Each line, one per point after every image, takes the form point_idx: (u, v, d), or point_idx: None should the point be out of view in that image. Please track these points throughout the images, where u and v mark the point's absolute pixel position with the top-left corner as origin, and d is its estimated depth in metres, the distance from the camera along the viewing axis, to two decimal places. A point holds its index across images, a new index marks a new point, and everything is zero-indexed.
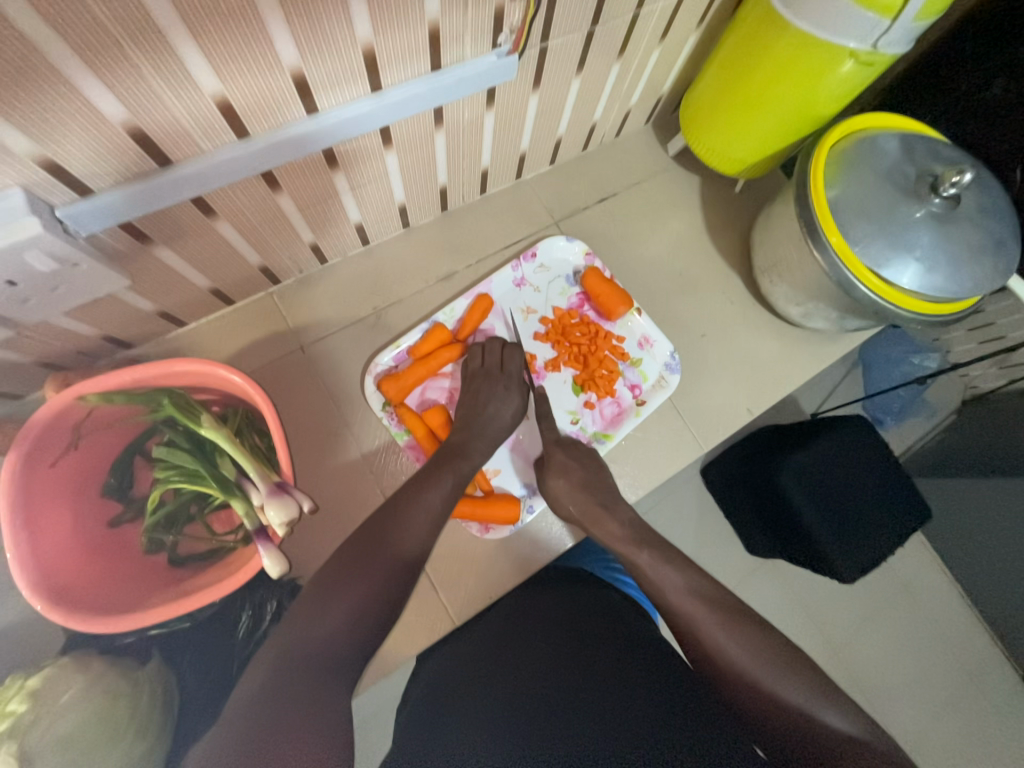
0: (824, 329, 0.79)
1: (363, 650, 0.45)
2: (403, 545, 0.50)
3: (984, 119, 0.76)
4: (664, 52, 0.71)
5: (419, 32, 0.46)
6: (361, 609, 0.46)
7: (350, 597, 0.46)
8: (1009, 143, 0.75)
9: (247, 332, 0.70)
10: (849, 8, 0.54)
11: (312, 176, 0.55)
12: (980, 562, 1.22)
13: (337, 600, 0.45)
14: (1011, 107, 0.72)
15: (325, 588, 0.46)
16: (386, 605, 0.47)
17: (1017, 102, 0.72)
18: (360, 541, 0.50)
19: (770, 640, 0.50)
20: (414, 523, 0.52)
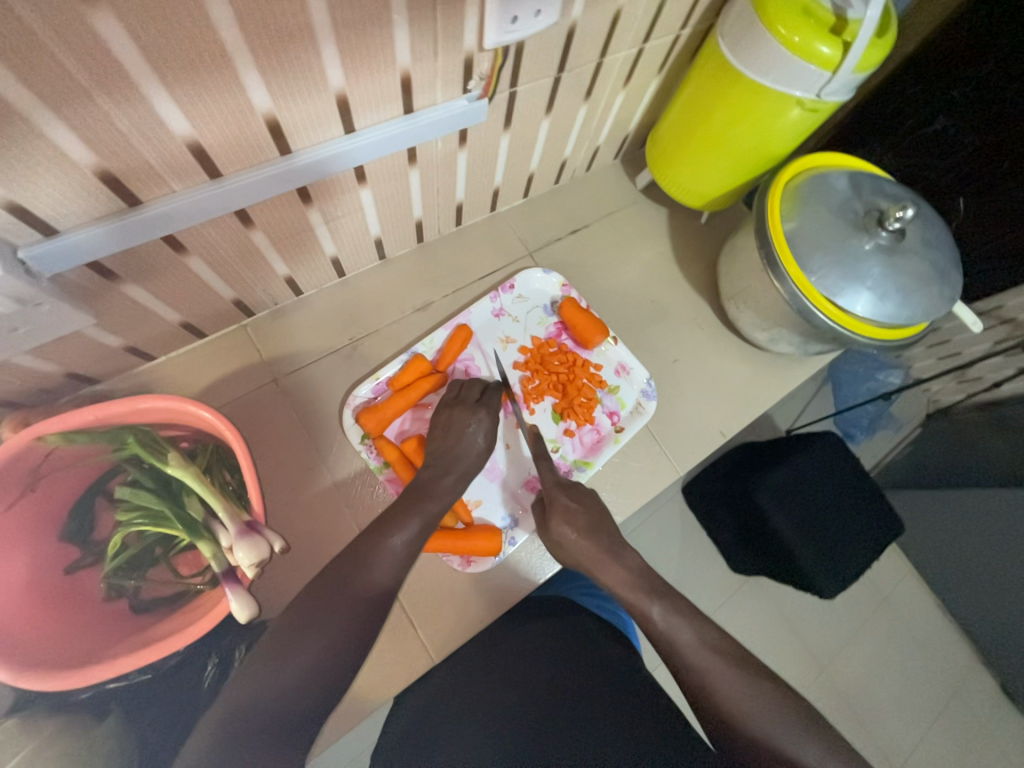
0: (789, 352, 0.82)
1: (324, 699, 0.45)
2: (372, 589, 0.50)
3: (924, 151, 0.83)
4: (628, 94, 0.75)
5: (390, 79, 0.48)
6: (326, 656, 0.45)
7: (314, 644, 0.45)
8: (949, 173, 0.82)
9: (221, 365, 0.69)
10: (794, 61, 0.59)
11: (286, 212, 0.56)
12: (952, 573, 1.25)
13: (298, 650, 0.44)
14: (949, 142, 0.79)
15: (286, 641, 0.45)
16: (347, 652, 0.47)
17: (953, 138, 0.78)
18: (327, 582, 0.49)
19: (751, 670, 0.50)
20: (377, 566, 0.51)
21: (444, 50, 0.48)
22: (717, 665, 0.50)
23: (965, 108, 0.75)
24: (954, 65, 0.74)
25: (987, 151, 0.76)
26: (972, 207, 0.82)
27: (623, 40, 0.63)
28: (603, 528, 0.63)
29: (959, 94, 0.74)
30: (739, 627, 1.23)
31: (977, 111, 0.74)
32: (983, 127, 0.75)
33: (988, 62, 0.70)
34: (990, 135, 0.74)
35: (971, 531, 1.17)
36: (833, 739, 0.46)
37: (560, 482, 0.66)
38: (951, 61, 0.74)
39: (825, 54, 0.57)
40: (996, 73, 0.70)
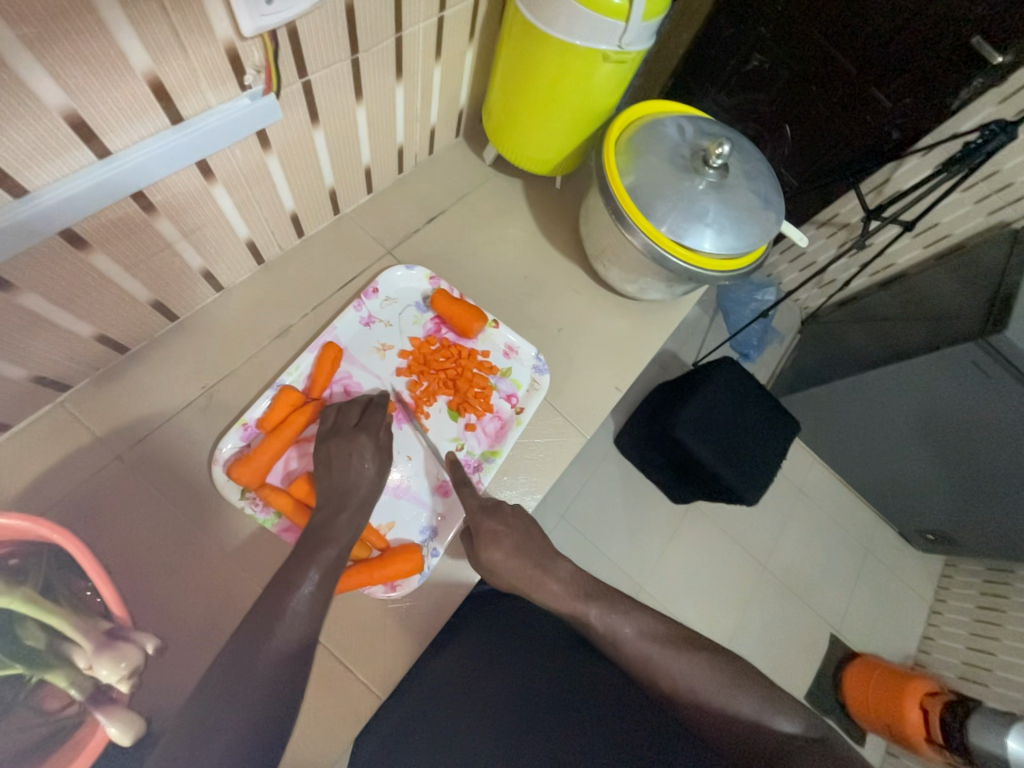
0: (661, 298, 0.86)
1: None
2: (276, 660, 0.45)
3: (749, 88, 0.94)
4: (445, 69, 0.71)
5: (135, 88, 0.41)
6: (237, 751, 0.39)
7: (222, 739, 0.39)
8: (773, 105, 0.94)
9: (40, 456, 0.57)
10: (591, 15, 0.59)
11: (59, 265, 0.46)
12: (844, 453, 1.42)
13: (203, 754, 0.39)
14: (765, 76, 0.91)
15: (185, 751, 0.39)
16: (265, 737, 0.41)
17: (768, 71, 0.90)
18: (225, 667, 0.44)
19: None
20: (282, 632, 0.47)
21: (192, 45, 0.42)
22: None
23: (772, 43, 0.87)
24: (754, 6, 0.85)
25: (796, 79, 0.89)
26: (797, 131, 0.95)
27: (416, 11, 0.59)
28: (519, 524, 0.63)
29: (765, 31, 0.86)
30: (687, 555, 1.32)
31: (783, 44, 0.87)
32: (789, 60, 0.87)
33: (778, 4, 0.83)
34: (796, 65, 0.87)
35: (848, 419, 1.31)
36: None
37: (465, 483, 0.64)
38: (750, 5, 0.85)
39: (615, 5, 0.58)
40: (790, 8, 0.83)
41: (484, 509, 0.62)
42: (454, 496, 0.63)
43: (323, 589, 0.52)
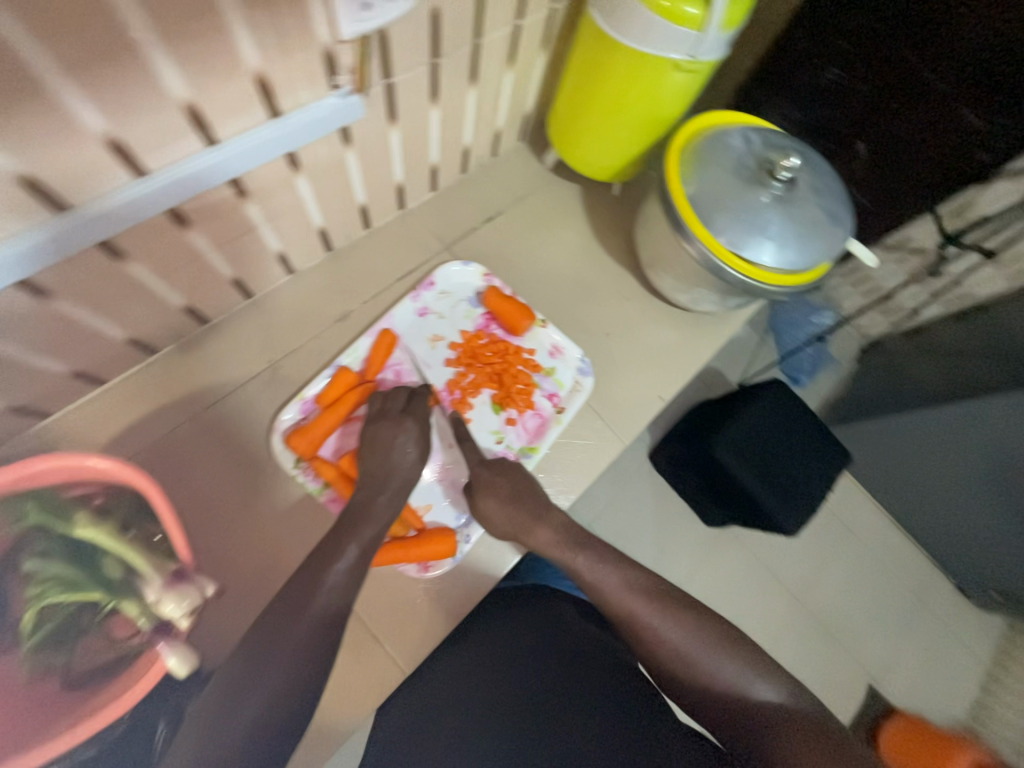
0: (713, 310, 0.84)
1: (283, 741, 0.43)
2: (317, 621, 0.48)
3: (822, 102, 0.91)
4: (516, 74, 0.74)
5: (244, 84, 0.45)
6: (279, 695, 0.43)
7: (267, 682, 0.43)
8: (847, 120, 0.90)
9: (126, 411, 0.64)
10: (664, 25, 0.59)
11: (164, 239, 0.52)
12: (900, 491, 1.34)
13: (251, 691, 0.43)
14: (842, 90, 0.87)
15: (235, 688, 0.43)
16: (303, 684, 0.45)
17: (846, 86, 0.87)
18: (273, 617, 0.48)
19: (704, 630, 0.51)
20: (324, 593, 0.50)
21: (296, 47, 0.45)
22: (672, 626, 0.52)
23: (851, 55, 0.83)
24: (836, 16, 0.82)
25: (876, 96, 0.85)
26: (872, 148, 0.91)
27: (495, 18, 0.61)
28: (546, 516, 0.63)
29: (845, 43, 0.83)
30: (717, 580, 1.28)
31: (861, 57, 0.83)
32: (869, 73, 0.83)
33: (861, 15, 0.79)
34: (876, 79, 0.83)
35: (915, 452, 1.24)
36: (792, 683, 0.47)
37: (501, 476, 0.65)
38: (830, 16, 0.82)
39: (691, 15, 0.58)
40: (874, 20, 0.79)
41: (519, 504, 0.63)
42: (491, 488, 0.64)
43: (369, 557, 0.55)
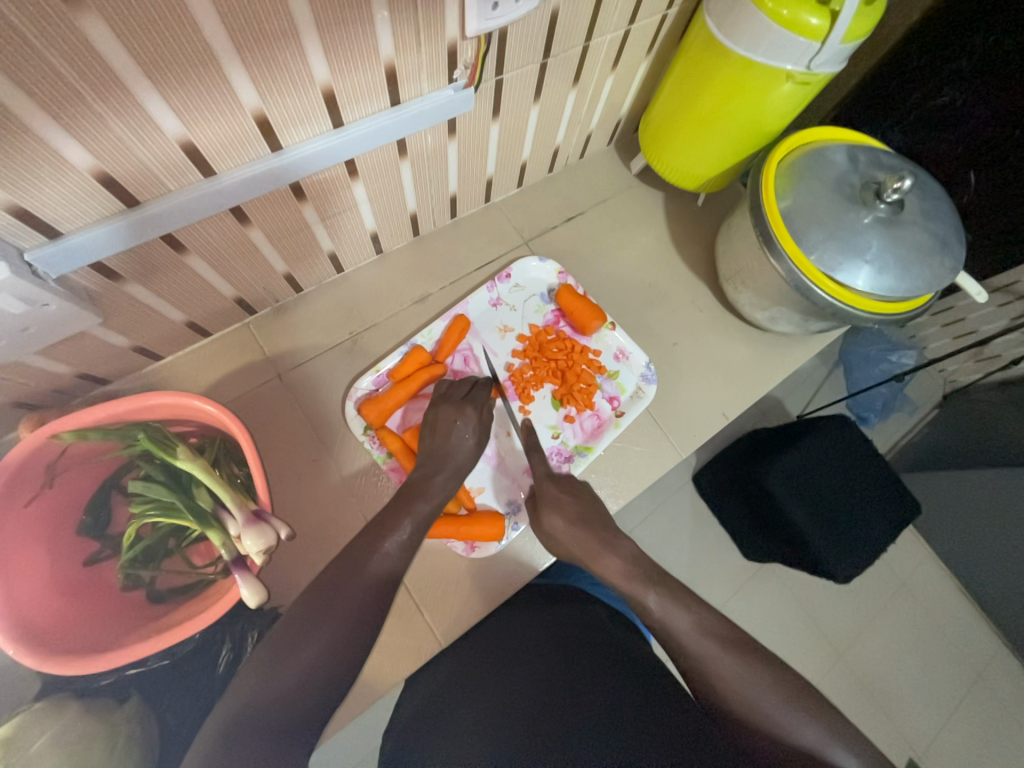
0: (791, 332, 0.81)
1: (329, 696, 0.45)
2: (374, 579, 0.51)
3: (932, 126, 0.86)
4: (617, 77, 0.74)
5: (375, 72, 0.48)
6: (329, 650, 0.46)
7: (322, 637, 0.46)
8: (957, 146, 0.86)
9: (223, 363, 0.70)
10: (783, 35, 0.58)
11: (281, 209, 0.57)
12: (973, 555, 1.23)
13: (308, 641, 0.45)
14: (956, 114, 0.82)
15: (288, 639, 0.45)
16: (354, 643, 0.47)
17: (960, 108, 0.81)
18: (329, 584, 0.50)
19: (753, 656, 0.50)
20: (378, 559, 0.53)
21: (426, 41, 0.48)
22: (720, 647, 0.51)
23: (972, 77, 0.78)
24: (960, 35, 0.76)
25: (994, 117, 0.80)
26: (985, 177, 0.86)
27: (608, 21, 0.62)
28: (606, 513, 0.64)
29: (966, 64, 0.77)
30: (754, 616, 1.22)
31: (985, 80, 0.77)
32: (992, 98, 0.78)
33: (990, 33, 0.74)
34: (999, 104, 0.78)
35: (995, 516, 1.14)
36: (847, 727, 0.45)
37: (553, 471, 0.67)
38: (953, 34, 0.76)
39: (813, 26, 0.56)
40: (1006, 41, 0.73)
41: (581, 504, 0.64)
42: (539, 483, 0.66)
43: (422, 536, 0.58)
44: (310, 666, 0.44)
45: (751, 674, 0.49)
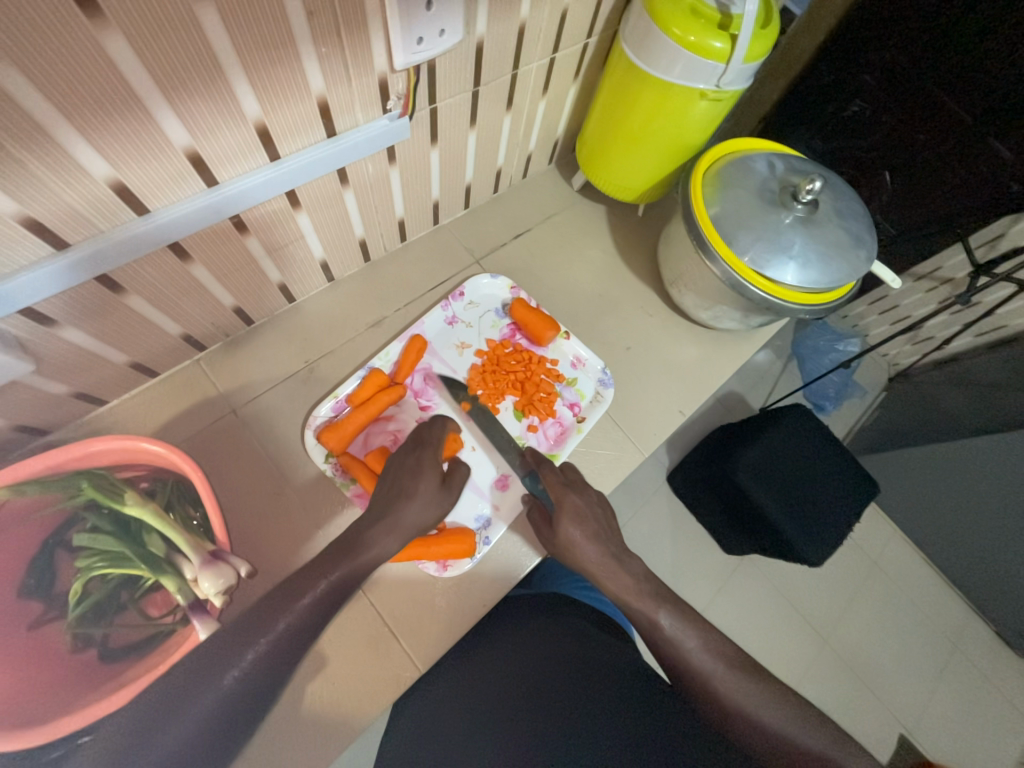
0: (735, 328, 0.86)
1: (230, 735, 0.43)
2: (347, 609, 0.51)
3: (847, 134, 0.94)
4: (549, 102, 0.78)
5: (308, 106, 0.50)
6: (234, 693, 0.43)
7: (230, 673, 0.44)
8: (873, 152, 0.94)
9: (174, 403, 0.68)
10: (692, 58, 0.63)
11: (223, 244, 0.57)
12: (931, 526, 1.30)
13: (221, 676, 0.43)
14: (866, 122, 0.91)
15: (200, 672, 0.44)
16: (266, 681, 0.45)
17: (870, 117, 0.90)
18: (263, 607, 0.49)
19: None
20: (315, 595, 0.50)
21: (356, 75, 0.50)
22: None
23: (876, 89, 0.87)
24: (861, 52, 0.85)
25: (899, 127, 0.88)
26: (898, 178, 0.94)
27: (533, 51, 0.66)
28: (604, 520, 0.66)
29: (869, 78, 0.86)
30: (737, 609, 1.25)
31: (886, 91, 0.86)
32: (893, 107, 0.87)
33: (885, 51, 0.83)
34: (901, 113, 0.86)
35: (944, 487, 1.22)
36: None
37: None
38: (855, 52, 0.85)
39: (717, 49, 0.62)
40: (897, 57, 0.82)
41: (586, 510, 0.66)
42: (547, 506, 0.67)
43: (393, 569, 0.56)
44: (210, 713, 0.42)
45: None
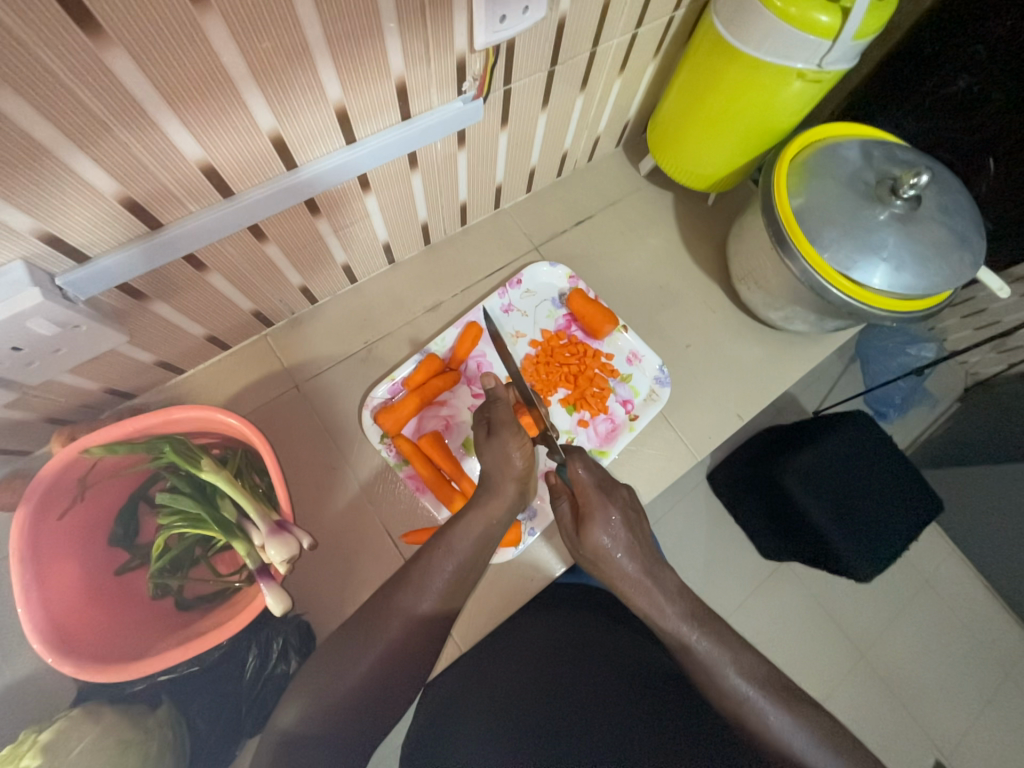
0: (806, 331, 0.80)
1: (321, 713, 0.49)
2: (410, 602, 0.54)
3: (950, 114, 0.82)
4: (624, 81, 0.74)
5: (386, 88, 0.49)
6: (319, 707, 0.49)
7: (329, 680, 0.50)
8: (978, 134, 0.82)
9: (243, 375, 0.72)
10: (791, 33, 0.57)
11: (295, 223, 0.58)
12: (1001, 552, 1.20)
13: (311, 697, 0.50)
14: (974, 101, 0.79)
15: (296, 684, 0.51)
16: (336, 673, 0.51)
17: (978, 95, 0.78)
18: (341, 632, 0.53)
19: None
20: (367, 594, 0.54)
21: (436, 56, 0.49)
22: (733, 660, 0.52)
23: (989, 63, 0.75)
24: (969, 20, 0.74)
25: (1015, 106, 0.76)
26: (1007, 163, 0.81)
27: (615, 27, 0.62)
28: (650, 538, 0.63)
29: (983, 48, 0.75)
30: (772, 617, 1.21)
31: (1002, 64, 0.74)
32: (1009, 82, 0.75)
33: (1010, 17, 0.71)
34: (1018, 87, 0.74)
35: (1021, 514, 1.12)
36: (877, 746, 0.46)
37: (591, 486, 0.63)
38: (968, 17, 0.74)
39: (824, 24, 0.56)
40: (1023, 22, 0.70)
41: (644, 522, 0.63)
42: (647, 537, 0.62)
43: (452, 554, 0.56)
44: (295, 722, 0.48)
45: None
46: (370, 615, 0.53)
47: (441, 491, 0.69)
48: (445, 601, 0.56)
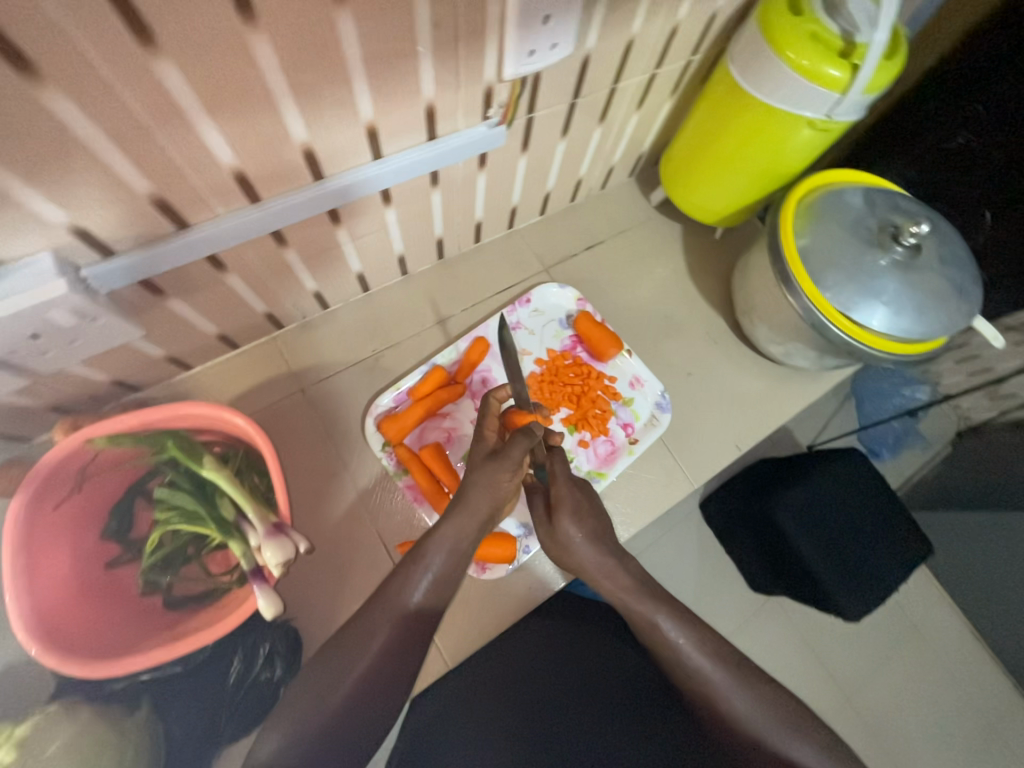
0: (806, 367, 0.82)
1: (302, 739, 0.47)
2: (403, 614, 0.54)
3: (948, 168, 0.85)
4: (641, 116, 0.77)
5: (416, 109, 0.51)
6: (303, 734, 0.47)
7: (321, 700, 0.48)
8: (974, 190, 0.84)
9: (250, 376, 0.72)
10: (803, 84, 0.60)
11: (316, 231, 0.59)
12: (987, 597, 1.21)
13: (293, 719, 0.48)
14: (971, 157, 0.82)
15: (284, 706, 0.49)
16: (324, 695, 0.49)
17: (976, 152, 0.81)
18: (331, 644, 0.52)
19: (760, 699, 0.50)
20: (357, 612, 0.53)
21: (465, 82, 0.51)
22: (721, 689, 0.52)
23: (988, 124, 0.78)
24: (974, 81, 0.77)
25: (1009, 164, 0.78)
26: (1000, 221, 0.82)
27: (636, 66, 0.65)
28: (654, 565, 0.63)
29: (984, 107, 0.77)
30: (758, 653, 1.19)
31: (999, 125, 0.77)
32: (1006, 143, 0.77)
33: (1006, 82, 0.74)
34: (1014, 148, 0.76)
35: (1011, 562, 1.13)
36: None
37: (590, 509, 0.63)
38: (974, 78, 0.77)
39: (834, 77, 0.59)
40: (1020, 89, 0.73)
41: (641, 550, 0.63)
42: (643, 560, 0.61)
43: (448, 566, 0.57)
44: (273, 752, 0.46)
45: (760, 717, 0.49)
46: (360, 625, 0.53)
47: (439, 503, 0.70)
48: (437, 615, 0.56)
